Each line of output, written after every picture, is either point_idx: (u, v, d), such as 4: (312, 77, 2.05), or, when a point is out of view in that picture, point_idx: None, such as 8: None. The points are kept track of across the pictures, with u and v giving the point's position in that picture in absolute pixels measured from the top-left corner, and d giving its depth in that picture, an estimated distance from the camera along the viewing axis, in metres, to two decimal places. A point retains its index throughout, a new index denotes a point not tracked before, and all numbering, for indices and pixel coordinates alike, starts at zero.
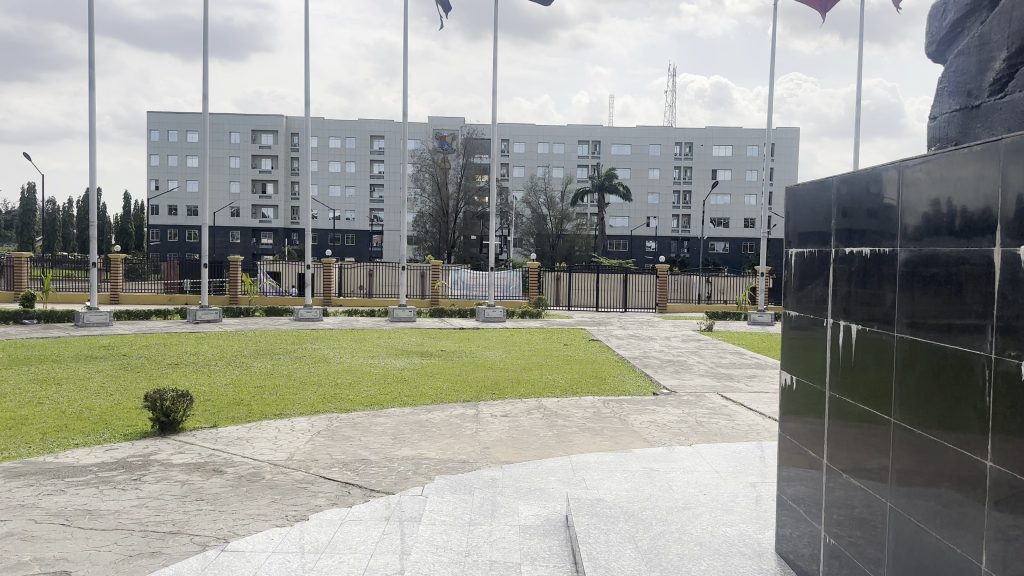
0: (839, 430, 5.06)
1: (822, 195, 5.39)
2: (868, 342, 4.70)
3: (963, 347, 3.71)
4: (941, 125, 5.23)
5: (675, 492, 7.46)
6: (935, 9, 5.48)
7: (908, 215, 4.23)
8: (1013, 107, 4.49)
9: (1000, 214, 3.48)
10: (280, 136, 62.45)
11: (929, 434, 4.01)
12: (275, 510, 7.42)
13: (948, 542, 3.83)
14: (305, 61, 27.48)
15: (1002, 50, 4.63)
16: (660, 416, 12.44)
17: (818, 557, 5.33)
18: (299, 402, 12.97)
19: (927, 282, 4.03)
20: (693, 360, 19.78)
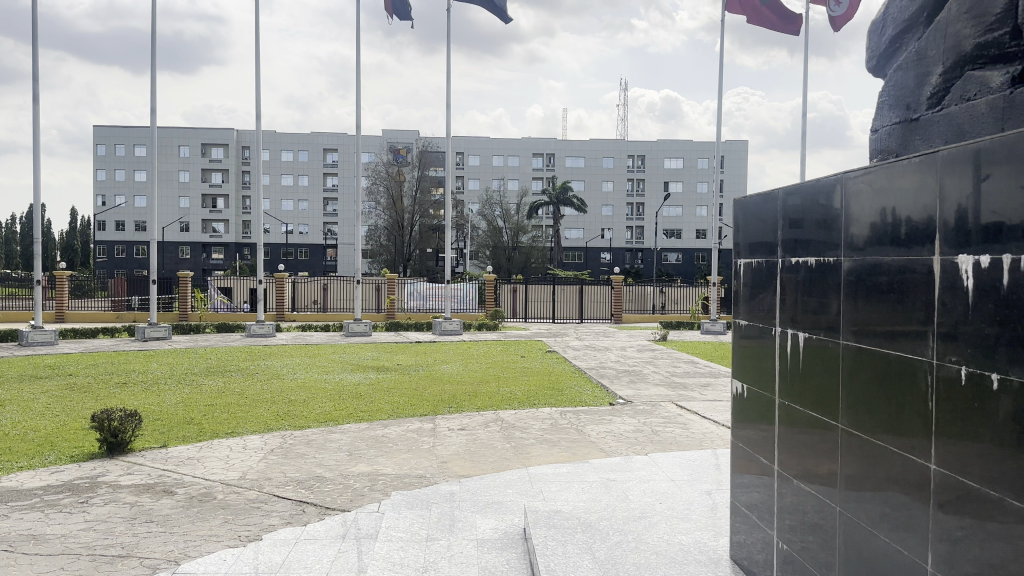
0: (789, 436, 5.18)
1: (768, 206, 5.55)
2: (815, 351, 4.84)
3: (906, 353, 3.86)
4: (882, 138, 5.43)
5: (631, 501, 7.55)
6: (874, 25, 5.69)
7: (852, 225, 4.38)
8: (950, 121, 4.70)
9: (940, 224, 3.63)
10: (232, 150, 61.57)
11: (874, 438, 4.15)
12: (227, 531, 7.28)
13: (896, 544, 3.95)
14: (257, 74, 27.22)
15: (938, 65, 4.84)
16: (616, 425, 12.56)
17: (770, 563, 5.44)
18: (253, 419, 12.75)
19: (871, 290, 4.17)
20: (648, 369, 20.04)
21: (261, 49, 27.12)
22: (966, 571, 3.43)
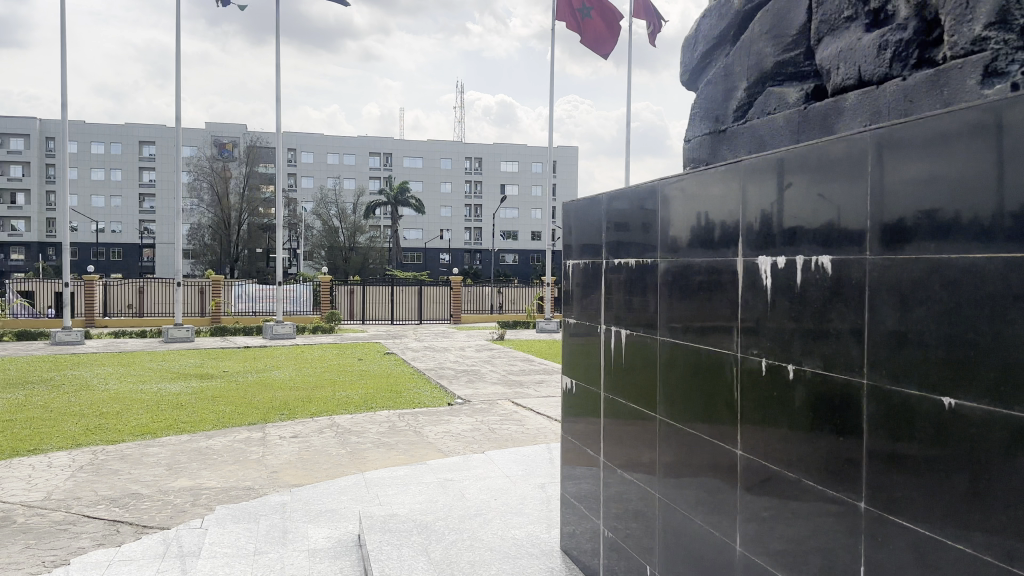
0: (614, 429, 5.45)
1: (593, 210, 5.81)
2: (636, 347, 5.13)
3: (715, 347, 4.19)
4: (695, 147, 5.84)
5: (467, 500, 7.62)
6: (686, 42, 6.12)
7: (669, 228, 4.68)
8: (754, 133, 5.14)
9: (745, 227, 3.97)
10: (31, 139, 55.68)
11: (689, 428, 4.46)
12: (25, 558, 6.56)
13: (710, 526, 4.25)
14: (61, 57, 24.82)
15: (743, 81, 5.29)
16: (454, 425, 12.64)
17: (598, 551, 5.68)
18: (57, 435, 11.59)
19: (685, 289, 4.48)
20: (485, 368, 20.33)
21: (66, 30, 24.75)
22: (768, 546, 3.76)
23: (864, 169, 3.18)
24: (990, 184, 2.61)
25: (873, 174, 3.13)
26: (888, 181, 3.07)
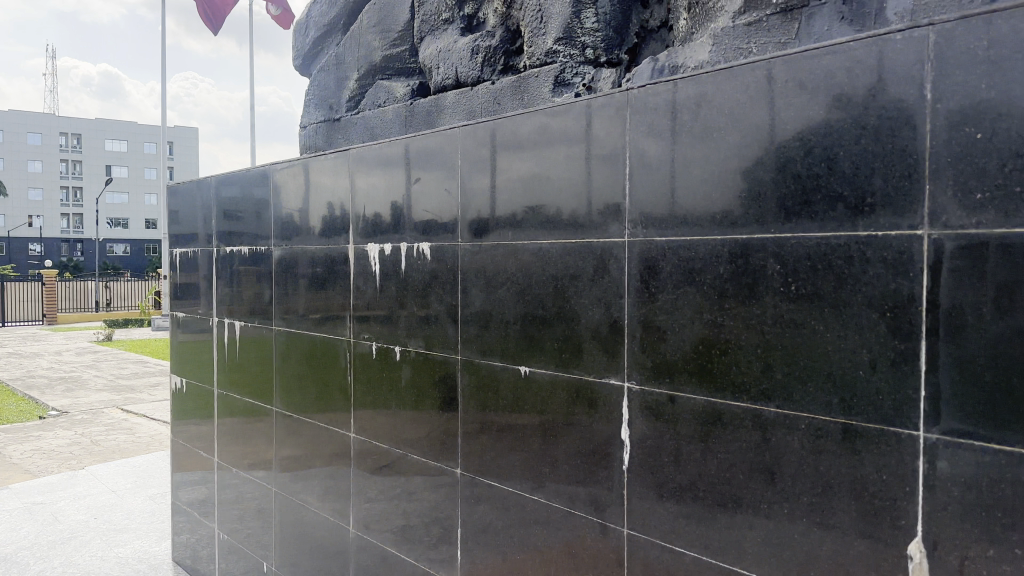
0: (234, 427, 5.63)
1: (225, 196, 5.85)
2: (257, 341, 5.42)
3: (335, 338, 4.75)
4: (308, 135, 5.82)
5: (64, 523, 6.73)
6: (297, 27, 6.04)
7: (302, 216, 5.03)
8: (365, 124, 5.25)
9: (369, 217, 4.50)
10: None
11: (315, 417, 4.92)
12: None
13: (332, 511, 4.76)
14: None
15: (354, 72, 5.40)
16: (45, 441, 10.93)
17: (213, 556, 5.73)
18: None
19: (316, 276, 4.88)
20: (89, 374, 17.93)
21: None
22: (382, 521, 4.40)
23: (486, 163, 3.80)
24: (576, 181, 3.39)
25: (493, 169, 3.77)
26: (504, 176, 3.71)
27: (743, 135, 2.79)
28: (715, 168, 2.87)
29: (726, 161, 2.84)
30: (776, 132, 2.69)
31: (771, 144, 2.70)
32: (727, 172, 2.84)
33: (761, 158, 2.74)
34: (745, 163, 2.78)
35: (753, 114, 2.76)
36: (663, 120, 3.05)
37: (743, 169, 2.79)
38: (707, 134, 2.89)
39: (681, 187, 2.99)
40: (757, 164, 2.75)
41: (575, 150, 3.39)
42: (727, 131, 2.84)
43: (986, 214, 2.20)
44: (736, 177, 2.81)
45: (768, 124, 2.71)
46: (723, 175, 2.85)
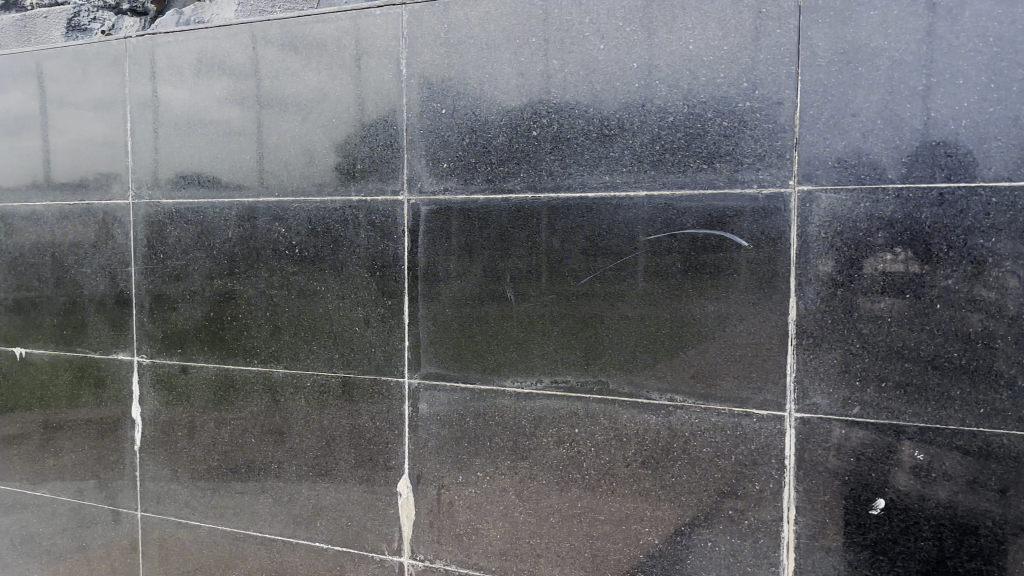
0: None
1: None
2: None
3: None
4: None
5: None
6: None
7: None
8: None
9: None
10: None
11: None
12: None
13: None
14: None
15: None
16: None
17: None
18: None
19: None
20: None
21: None
22: None
23: (37, 120, 3.29)
24: (143, 148, 3.05)
25: (45, 126, 3.27)
26: (58, 136, 3.24)
27: (332, 112, 2.71)
28: (305, 142, 2.76)
29: (319, 134, 2.74)
30: (366, 108, 2.66)
31: (364, 120, 2.66)
32: (320, 146, 2.74)
33: (353, 139, 2.68)
34: (340, 140, 2.70)
35: (346, 92, 2.69)
36: (248, 89, 2.85)
37: (335, 144, 2.71)
38: (299, 107, 2.77)
39: (268, 163, 2.83)
40: (349, 140, 2.69)
41: (148, 114, 3.04)
42: (319, 106, 2.74)
43: (452, 180, 2.54)
44: (329, 152, 2.72)
45: (357, 103, 2.67)
46: (313, 148, 2.75)
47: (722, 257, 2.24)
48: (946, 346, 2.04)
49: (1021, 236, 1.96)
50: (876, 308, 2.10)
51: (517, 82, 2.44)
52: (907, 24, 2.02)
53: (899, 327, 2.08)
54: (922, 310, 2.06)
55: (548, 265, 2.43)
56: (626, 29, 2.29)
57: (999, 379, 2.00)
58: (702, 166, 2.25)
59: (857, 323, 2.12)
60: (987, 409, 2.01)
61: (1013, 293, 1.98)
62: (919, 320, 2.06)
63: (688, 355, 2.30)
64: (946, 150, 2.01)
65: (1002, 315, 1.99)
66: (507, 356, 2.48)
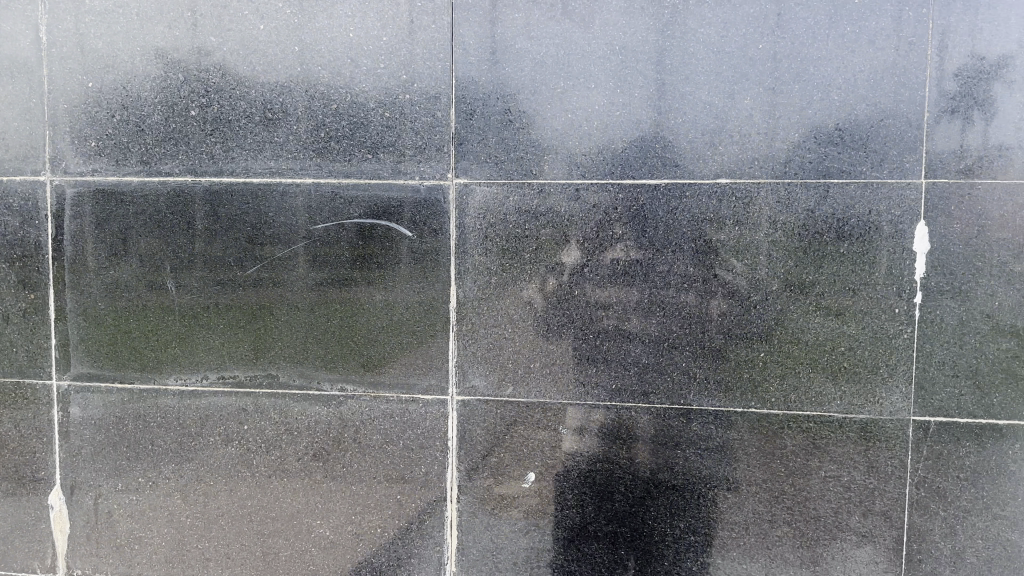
0: None
1: None
2: None
3: None
4: None
5: None
6: None
7: None
8: None
9: None
10: None
11: None
12: None
13: None
14: None
15: None
16: None
17: None
18: None
19: None
20: None
21: None
22: None
23: None
24: None
25: None
26: None
27: (60, 74, 2.31)
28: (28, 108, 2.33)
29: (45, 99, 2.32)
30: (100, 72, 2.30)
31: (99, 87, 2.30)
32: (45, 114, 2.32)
33: (88, 106, 2.31)
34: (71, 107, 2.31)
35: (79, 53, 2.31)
36: None
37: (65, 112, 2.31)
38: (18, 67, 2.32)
39: None
40: (80, 108, 2.31)
41: None
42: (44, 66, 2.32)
43: (99, 161, 2.32)
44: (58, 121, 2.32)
45: (90, 67, 2.30)
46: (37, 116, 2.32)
47: (388, 248, 2.25)
48: (635, 326, 2.19)
49: (735, 219, 2.12)
50: (544, 295, 2.22)
51: (173, 59, 2.28)
52: (547, 28, 2.14)
53: (591, 311, 2.20)
54: (654, 292, 2.17)
55: (209, 255, 2.31)
56: (286, 12, 2.23)
57: (714, 352, 2.16)
58: (366, 156, 2.23)
59: (528, 308, 2.23)
60: (708, 381, 2.17)
61: (728, 270, 2.13)
62: (651, 302, 2.17)
63: (359, 344, 2.28)
64: (632, 144, 2.14)
65: (719, 292, 2.14)
66: (168, 352, 2.35)
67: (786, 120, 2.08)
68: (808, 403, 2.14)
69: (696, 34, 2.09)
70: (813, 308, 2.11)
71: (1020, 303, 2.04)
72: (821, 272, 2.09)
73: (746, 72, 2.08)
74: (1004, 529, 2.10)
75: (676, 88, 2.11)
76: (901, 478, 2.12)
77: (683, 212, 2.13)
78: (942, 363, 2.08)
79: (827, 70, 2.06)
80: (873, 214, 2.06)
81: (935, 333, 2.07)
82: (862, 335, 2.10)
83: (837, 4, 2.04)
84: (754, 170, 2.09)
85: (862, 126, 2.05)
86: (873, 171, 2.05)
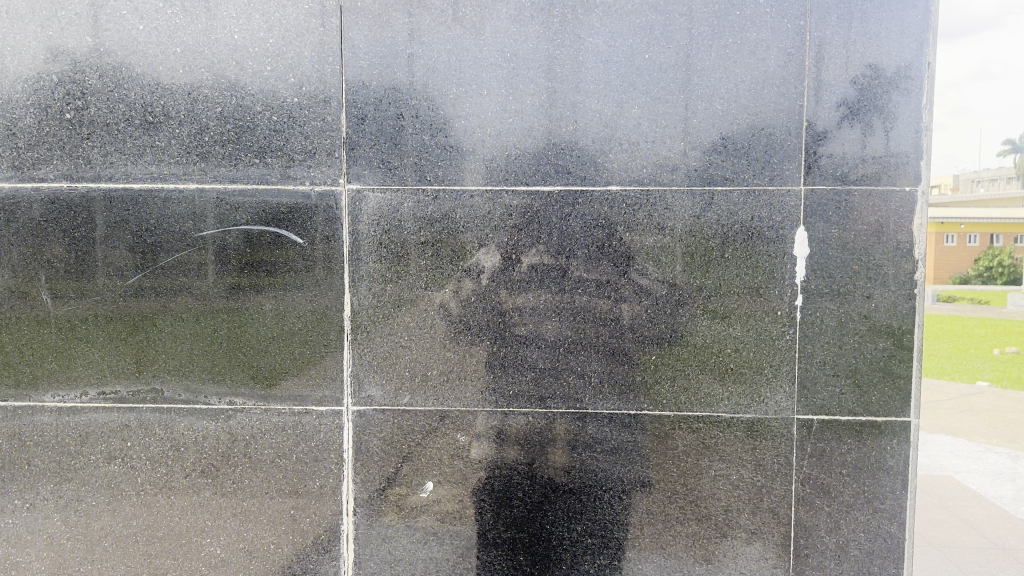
0: None
1: None
2: None
3: None
4: None
5: None
6: None
7: None
8: None
9: None
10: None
11: None
12: None
13: None
14: None
15: None
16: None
17: None
18: None
19: None
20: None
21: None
22: None
23: None
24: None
25: None
26: None
27: None
28: None
29: None
30: (19, 65, 2.17)
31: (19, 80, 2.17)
32: None
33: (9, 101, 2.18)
34: None
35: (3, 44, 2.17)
36: None
37: None
38: None
39: None
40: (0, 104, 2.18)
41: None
42: None
43: None
44: None
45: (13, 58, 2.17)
46: None
47: (278, 255, 2.20)
48: (548, 333, 2.19)
49: (648, 225, 2.14)
50: (457, 301, 2.19)
51: (46, 58, 2.17)
52: (438, 34, 2.13)
53: (500, 318, 2.19)
54: (568, 298, 2.17)
55: (87, 262, 2.22)
56: (167, 12, 2.16)
57: (628, 357, 2.18)
58: (253, 161, 2.17)
59: (439, 317, 2.20)
60: (621, 385, 2.19)
61: (641, 275, 2.16)
62: (565, 307, 2.18)
63: (248, 355, 2.23)
64: (544, 151, 2.14)
65: (631, 297, 2.16)
66: (44, 366, 2.25)
67: (673, 129, 2.12)
68: (697, 404, 2.19)
69: (584, 42, 2.12)
70: (701, 311, 2.16)
71: (895, 305, 2.12)
72: (708, 276, 2.15)
73: (634, 81, 2.12)
74: (884, 523, 2.17)
75: (566, 95, 2.13)
76: (787, 475, 2.18)
77: (576, 218, 2.15)
78: (823, 363, 2.16)
79: (710, 80, 2.11)
80: (755, 220, 2.12)
81: (815, 335, 2.15)
82: (747, 337, 2.16)
83: (720, 15, 2.09)
84: (642, 178, 2.13)
85: (745, 135, 2.11)
86: (756, 178, 2.11)
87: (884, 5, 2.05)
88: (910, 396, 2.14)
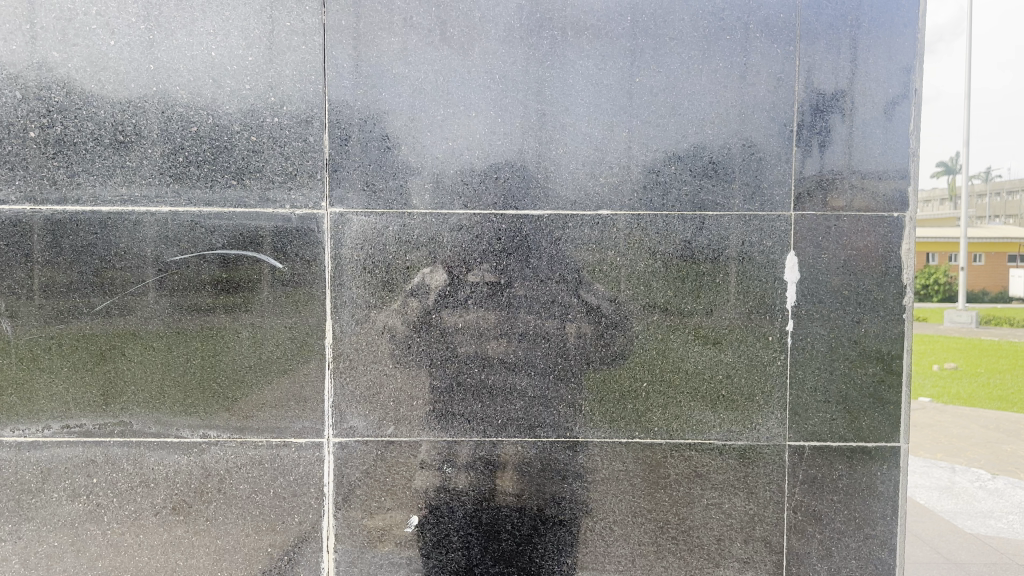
0: None
1: None
2: None
3: None
4: None
5: None
6: None
7: None
8: None
9: None
10: None
11: None
12: None
13: None
14: None
15: None
16: None
17: None
18: None
19: None
20: None
21: None
22: None
23: None
24: None
25: None
26: None
27: None
28: None
29: None
30: None
31: None
32: None
33: None
34: None
35: None
36: None
37: None
38: None
39: None
40: None
41: None
42: None
43: None
44: None
45: None
46: None
47: (256, 279, 2.10)
48: (538, 360, 2.13)
49: (639, 250, 2.11)
50: (446, 328, 2.13)
51: (9, 74, 2.06)
52: (426, 54, 2.08)
53: (488, 345, 2.13)
54: (558, 325, 2.12)
55: (51, 286, 2.10)
56: (140, 27, 2.08)
57: (619, 384, 2.13)
58: (231, 182, 2.09)
59: (426, 344, 2.13)
60: (612, 414, 2.14)
61: (631, 301, 2.12)
62: (555, 333, 2.13)
63: (223, 385, 2.13)
64: (534, 173, 2.10)
65: (621, 323, 2.13)
66: (5, 399, 2.13)
67: (664, 152, 2.10)
68: (689, 432, 2.15)
69: (575, 65, 2.09)
70: (692, 337, 2.13)
71: (885, 329, 2.11)
72: (699, 302, 2.12)
73: (624, 105, 2.10)
74: (876, 549, 2.15)
75: (555, 118, 2.10)
76: (779, 503, 2.15)
77: (566, 243, 2.11)
78: (814, 390, 2.14)
79: (701, 104, 2.09)
80: (746, 245, 2.11)
81: (806, 360, 2.13)
82: (738, 363, 2.14)
83: (711, 39, 2.09)
84: (633, 203, 2.10)
85: (735, 159, 2.10)
86: (746, 203, 2.10)
87: (872, 31, 2.06)
88: (901, 421, 2.13)
